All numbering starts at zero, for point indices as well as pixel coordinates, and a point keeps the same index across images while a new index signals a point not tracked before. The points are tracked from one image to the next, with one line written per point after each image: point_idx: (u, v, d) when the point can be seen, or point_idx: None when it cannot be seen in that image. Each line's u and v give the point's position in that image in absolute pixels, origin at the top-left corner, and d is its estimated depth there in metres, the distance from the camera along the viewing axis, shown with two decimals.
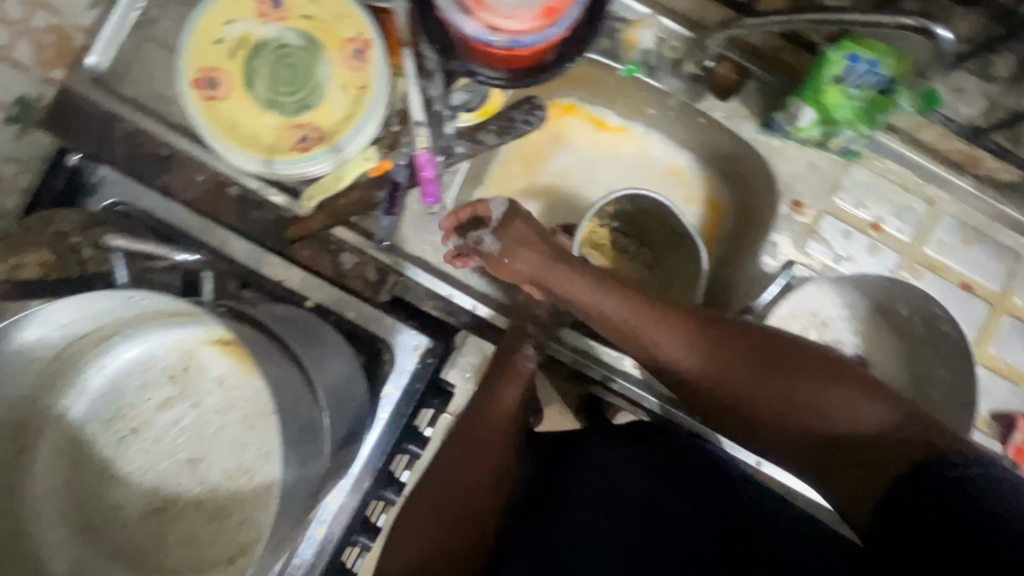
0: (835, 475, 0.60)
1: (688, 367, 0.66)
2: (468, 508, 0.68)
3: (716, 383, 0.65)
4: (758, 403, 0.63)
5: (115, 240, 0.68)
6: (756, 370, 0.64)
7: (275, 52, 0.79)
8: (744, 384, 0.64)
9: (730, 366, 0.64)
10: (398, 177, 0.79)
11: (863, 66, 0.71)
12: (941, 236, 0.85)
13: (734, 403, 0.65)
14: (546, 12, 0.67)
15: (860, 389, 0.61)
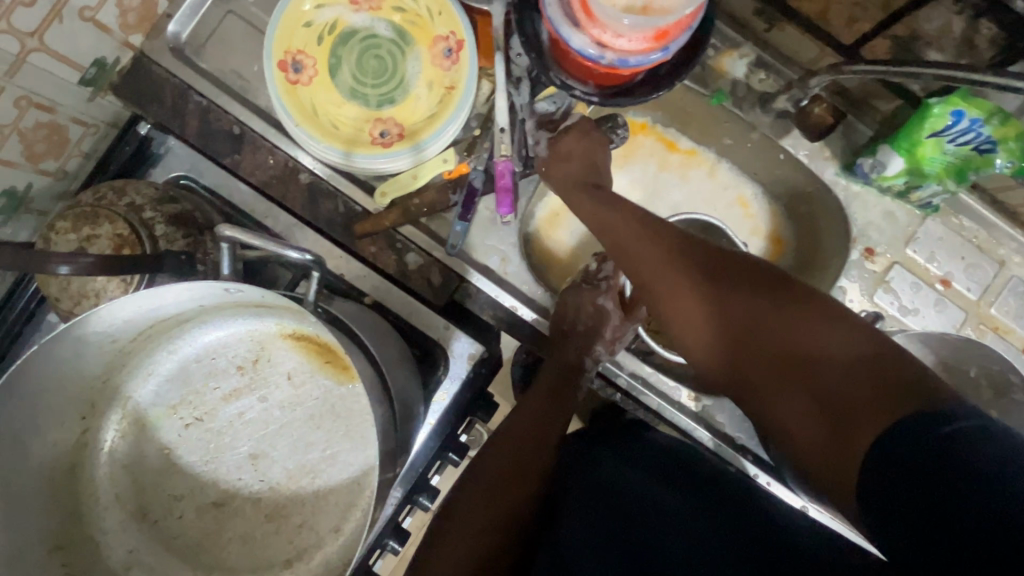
0: (809, 429, 0.54)
1: (688, 317, 0.65)
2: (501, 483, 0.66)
3: (719, 329, 0.62)
4: (755, 357, 0.59)
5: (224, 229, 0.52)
6: (751, 320, 0.60)
7: (363, 41, 0.78)
8: (736, 331, 0.61)
9: (740, 315, 0.61)
10: (475, 183, 0.77)
11: (965, 124, 0.70)
12: (1007, 298, 0.84)
13: (718, 346, 0.62)
14: (659, 35, 0.64)
15: (826, 318, 0.56)
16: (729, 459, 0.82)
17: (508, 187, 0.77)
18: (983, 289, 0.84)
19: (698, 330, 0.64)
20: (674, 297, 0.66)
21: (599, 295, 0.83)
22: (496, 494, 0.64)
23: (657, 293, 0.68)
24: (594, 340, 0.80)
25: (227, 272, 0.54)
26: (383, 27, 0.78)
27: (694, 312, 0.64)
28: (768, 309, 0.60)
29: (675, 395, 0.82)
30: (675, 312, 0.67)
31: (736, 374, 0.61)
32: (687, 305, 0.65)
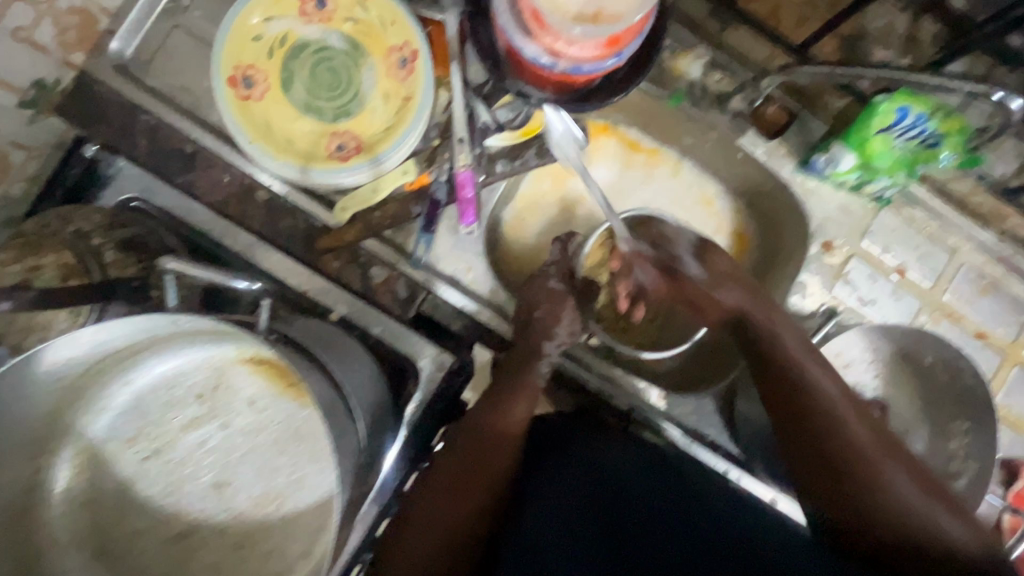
0: (823, 492, 0.63)
1: (794, 431, 0.66)
2: (471, 482, 0.64)
3: (834, 442, 0.63)
4: (897, 474, 0.60)
5: (166, 262, 0.57)
6: (855, 435, 0.63)
7: (315, 54, 0.76)
8: (861, 461, 0.61)
9: (871, 444, 0.62)
10: (437, 194, 0.76)
11: (910, 120, 0.72)
12: (959, 285, 0.87)
13: (831, 448, 0.63)
14: (610, 42, 0.65)
15: (923, 481, 0.60)
16: (699, 457, 0.82)
17: (470, 198, 0.76)
18: (936, 277, 0.86)
19: (808, 426, 0.65)
20: (808, 395, 0.66)
21: (549, 278, 0.79)
22: (460, 522, 0.61)
23: (778, 388, 0.68)
24: (552, 326, 0.76)
25: (171, 303, 0.59)
26: (335, 38, 0.76)
27: (815, 419, 0.65)
28: (883, 445, 0.63)
29: (645, 395, 0.83)
30: (786, 405, 0.67)
31: (829, 492, 0.62)
32: (805, 403, 0.66)
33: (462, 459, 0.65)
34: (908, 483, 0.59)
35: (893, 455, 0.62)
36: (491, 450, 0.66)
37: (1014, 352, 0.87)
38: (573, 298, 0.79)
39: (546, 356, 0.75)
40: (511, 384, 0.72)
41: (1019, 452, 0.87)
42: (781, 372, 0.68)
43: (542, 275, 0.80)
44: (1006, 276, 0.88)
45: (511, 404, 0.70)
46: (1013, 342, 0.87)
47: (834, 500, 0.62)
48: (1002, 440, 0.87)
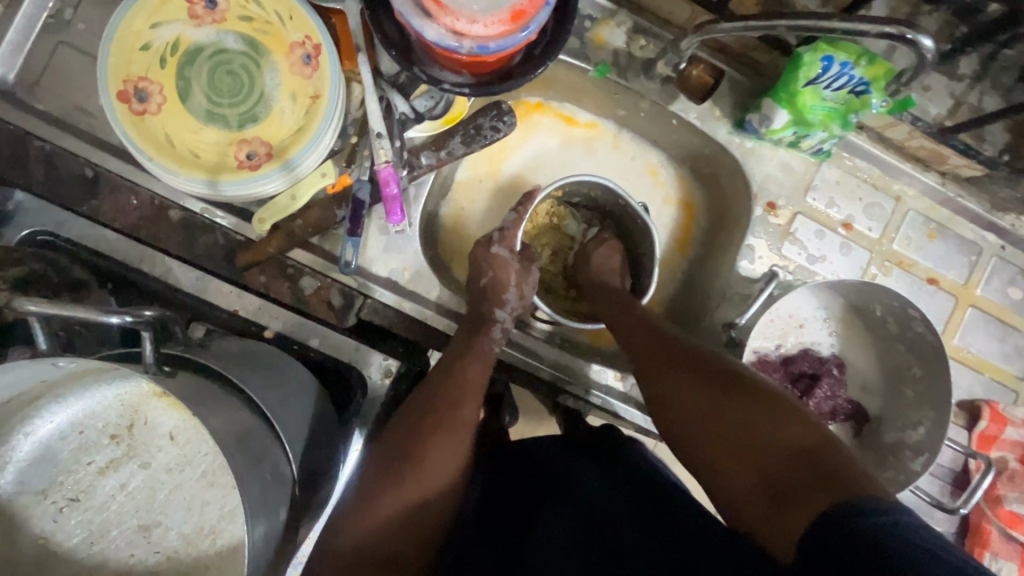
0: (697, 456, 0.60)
1: (677, 401, 0.63)
2: (423, 453, 0.64)
3: (704, 399, 0.61)
4: (767, 410, 0.57)
5: (24, 305, 0.47)
6: (689, 389, 0.63)
7: (211, 58, 0.71)
8: (741, 413, 0.58)
9: (744, 386, 0.60)
10: (361, 194, 0.72)
11: (836, 69, 0.70)
12: (906, 232, 0.85)
13: (709, 410, 0.60)
14: (515, 16, 0.61)
15: (768, 411, 0.57)
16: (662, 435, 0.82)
17: (396, 195, 0.73)
18: (884, 227, 0.85)
19: (681, 391, 0.63)
20: (672, 367, 0.66)
21: (492, 246, 0.79)
22: (417, 511, 0.62)
23: (653, 372, 0.67)
24: (503, 291, 0.76)
25: (42, 344, 0.51)
26: (231, 40, 0.71)
27: (692, 381, 0.63)
28: (725, 390, 0.61)
29: (601, 378, 0.82)
30: (659, 378, 0.66)
31: (724, 456, 0.58)
32: (670, 369, 0.66)
33: (422, 437, 0.64)
34: (770, 424, 0.56)
35: (767, 399, 0.58)
36: (457, 435, 0.66)
37: (967, 294, 0.86)
38: (522, 267, 0.79)
39: (500, 322, 0.75)
40: (462, 349, 0.72)
41: (979, 392, 0.86)
42: (651, 353, 0.69)
43: (484, 245, 0.79)
44: (953, 218, 0.86)
45: (463, 364, 0.70)
46: (966, 284, 0.86)
47: (740, 464, 0.56)
48: (961, 382, 0.86)
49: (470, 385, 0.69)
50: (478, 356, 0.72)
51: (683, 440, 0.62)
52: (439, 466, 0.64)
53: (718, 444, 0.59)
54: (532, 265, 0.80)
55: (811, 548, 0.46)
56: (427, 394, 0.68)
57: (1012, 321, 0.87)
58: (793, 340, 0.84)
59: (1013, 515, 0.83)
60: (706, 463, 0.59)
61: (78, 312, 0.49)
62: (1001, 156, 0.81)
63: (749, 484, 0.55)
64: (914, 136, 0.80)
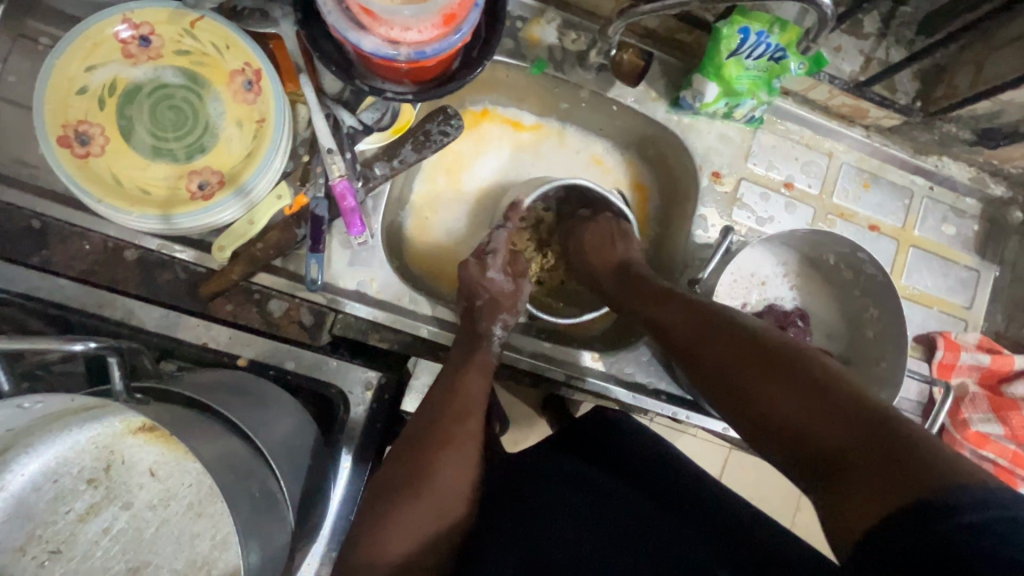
0: (743, 428, 0.57)
1: (723, 371, 0.60)
2: (429, 461, 0.65)
3: (767, 392, 0.55)
4: (845, 402, 0.50)
5: None
6: (732, 364, 0.59)
7: (152, 95, 0.71)
8: (791, 397, 0.53)
9: (799, 367, 0.54)
10: (319, 211, 0.74)
11: (754, 39, 0.74)
12: (843, 184, 0.91)
13: (766, 403, 0.54)
14: (447, 19, 0.63)
15: (805, 391, 0.52)
16: (648, 407, 0.83)
17: (354, 207, 0.74)
18: (823, 183, 0.90)
19: (737, 384, 0.58)
20: (731, 365, 0.60)
21: (487, 268, 0.79)
22: (432, 521, 0.62)
23: (697, 341, 0.64)
24: (497, 310, 0.78)
25: (5, 384, 0.52)
26: (169, 74, 0.71)
27: (754, 376, 0.57)
28: (764, 365, 0.57)
29: (581, 359, 0.83)
30: (718, 381, 0.60)
31: (776, 440, 0.53)
32: (727, 367, 0.60)
33: (429, 452, 0.65)
34: (803, 401, 0.52)
35: (819, 378, 0.53)
36: (464, 448, 0.67)
37: (907, 235, 0.92)
38: (514, 286, 0.81)
39: (496, 338, 0.76)
40: (461, 361, 0.73)
41: (932, 325, 0.92)
42: (702, 343, 0.63)
43: (478, 266, 0.80)
44: (883, 166, 0.92)
45: (463, 376, 0.71)
46: (904, 227, 0.92)
47: (787, 439, 0.52)
48: (914, 318, 0.92)
49: (469, 397, 0.70)
50: (476, 366, 0.73)
51: (750, 438, 0.57)
52: (445, 476, 0.64)
53: (776, 435, 0.53)
54: (523, 282, 0.82)
55: (885, 544, 0.42)
56: (432, 408, 0.69)
57: (949, 255, 0.93)
58: (757, 298, 0.87)
59: (981, 435, 0.85)
60: (750, 435, 0.56)
61: (35, 346, 0.51)
62: (914, 103, 0.86)
63: (804, 470, 0.51)
64: (834, 94, 0.85)
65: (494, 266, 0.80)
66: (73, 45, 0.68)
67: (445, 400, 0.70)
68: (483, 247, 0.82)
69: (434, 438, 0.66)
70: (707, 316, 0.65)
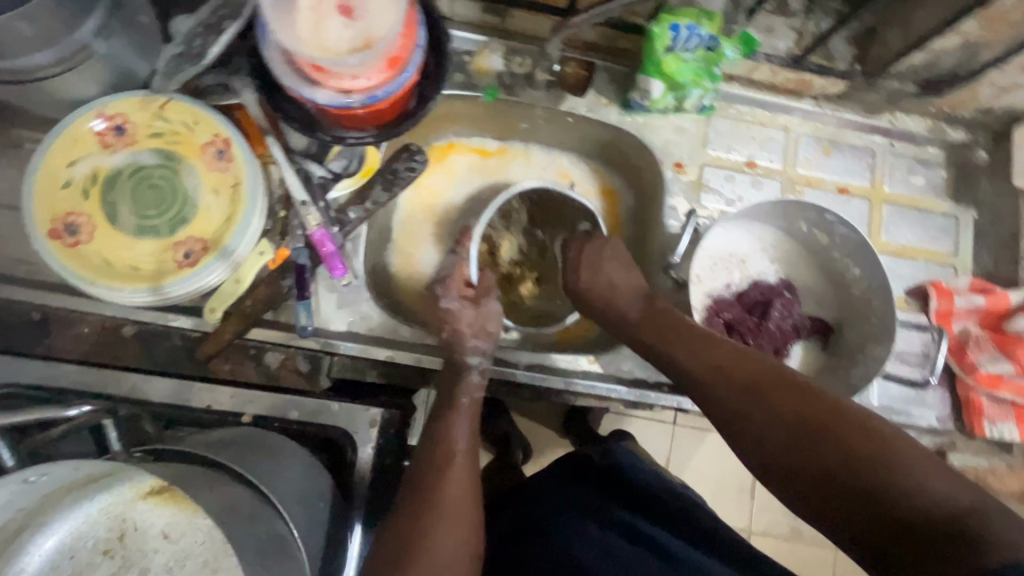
0: (801, 495, 0.58)
1: (772, 433, 0.60)
2: (427, 523, 0.62)
3: (824, 458, 0.56)
4: (905, 477, 0.53)
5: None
6: (785, 426, 0.59)
7: (132, 178, 0.75)
8: (855, 466, 0.54)
9: (853, 434, 0.56)
10: (300, 260, 0.77)
11: (685, 32, 0.77)
12: (805, 155, 0.93)
13: (825, 469, 0.56)
14: (391, 62, 0.67)
15: (870, 459, 0.54)
16: (651, 403, 0.84)
17: (334, 251, 0.78)
18: (785, 156, 0.93)
19: (791, 445, 0.58)
20: (795, 450, 0.58)
21: (441, 298, 0.80)
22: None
23: (742, 396, 0.64)
24: (462, 339, 0.76)
25: (9, 463, 0.60)
26: (146, 157, 0.76)
27: (813, 443, 0.57)
28: (823, 429, 0.57)
29: (575, 364, 0.84)
30: (771, 444, 0.60)
31: (835, 505, 0.55)
32: (787, 443, 0.59)
33: (421, 511, 0.63)
34: (871, 470, 0.54)
35: (878, 447, 0.55)
36: (460, 501, 0.64)
37: (877, 193, 0.94)
38: (473, 310, 0.79)
39: (473, 367, 0.76)
40: (443, 408, 0.73)
41: (921, 275, 0.92)
42: (748, 399, 0.63)
43: (433, 298, 0.81)
44: (841, 131, 0.94)
45: (450, 424, 0.71)
46: (873, 185, 0.94)
47: (850, 508, 0.54)
48: (902, 272, 0.93)
49: (449, 440, 0.69)
50: (462, 411, 0.73)
51: (804, 502, 0.58)
52: (444, 534, 0.62)
53: (836, 501, 0.55)
54: (484, 303, 0.80)
55: None
56: (422, 462, 0.68)
57: (924, 204, 0.95)
58: (740, 277, 0.86)
59: (994, 377, 0.84)
60: (810, 503, 0.57)
61: (39, 413, 0.62)
62: (854, 66, 0.88)
63: (863, 539, 0.53)
64: (776, 71, 0.88)
65: (445, 297, 0.80)
66: (54, 144, 0.73)
67: (432, 452, 0.69)
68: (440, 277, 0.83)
69: (427, 496, 0.64)
70: (748, 368, 0.65)
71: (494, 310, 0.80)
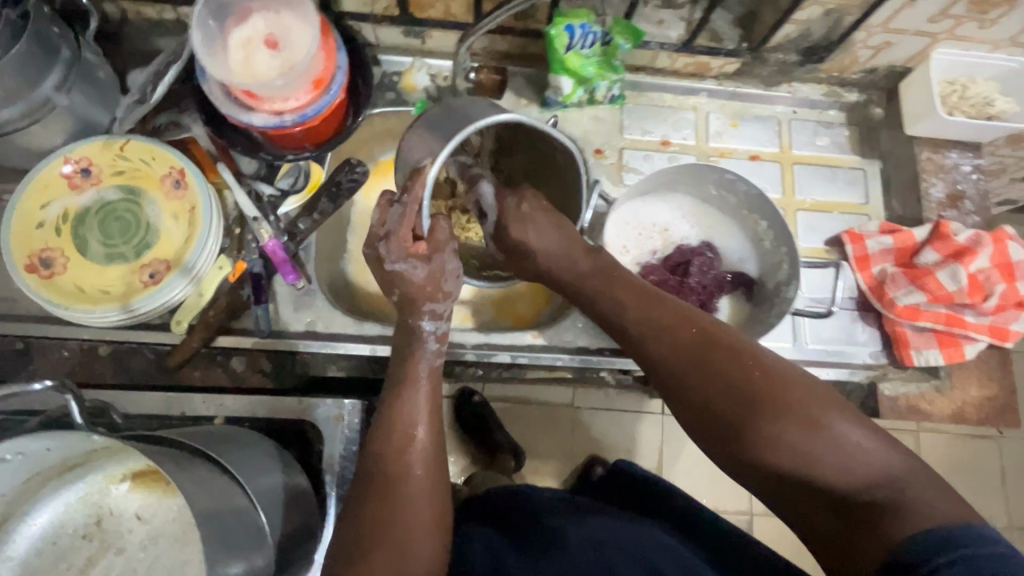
0: (744, 467, 0.62)
1: (719, 407, 0.63)
2: (389, 513, 0.65)
3: (767, 431, 0.60)
4: (837, 448, 0.58)
5: None
6: (731, 403, 0.62)
7: (99, 213, 0.84)
8: (795, 438, 0.59)
9: (793, 405, 0.60)
10: (256, 269, 0.85)
11: (580, 31, 0.87)
12: (715, 129, 1.02)
13: (768, 440, 0.60)
14: (317, 84, 0.77)
15: (810, 431, 0.59)
16: (597, 365, 0.90)
17: (286, 259, 0.85)
18: (697, 133, 1.01)
19: (733, 419, 0.62)
20: (776, 429, 0.60)
21: (385, 260, 0.74)
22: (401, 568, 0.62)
23: (690, 373, 0.66)
24: (416, 304, 0.76)
25: None
26: (111, 193, 0.84)
27: (756, 418, 0.61)
28: (767, 402, 0.61)
29: (521, 339, 0.91)
30: (714, 420, 0.64)
31: (776, 475, 0.60)
32: (742, 416, 0.62)
33: (374, 494, 0.66)
34: (812, 440, 0.58)
35: (815, 418, 0.59)
36: (423, 482, 0.67)
37: (787, 156, 1.02)
38: (424, 272, 0.75)
39: (425, 333, 0.76)
40: (398, 381, 0.73)
41: (836, 226, 1.00)
42: (696, 377, 0.65)
43: (376, 257, 0.75)
44: (745, 105, 1.03)
45: (410, 396, 0.72)
46: (782, 149, 1.02)
47: (790, 478, 0.59)
48: (819, 225, 1.00)
49: (408, 422, 0.70)
50: (418, 379, 0.73)
51: (748, 474, 0.63)
52: (411, 516, 0.65)
53: (777, 473, 0.60)
54: (435, 261, 0.75)
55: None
56: (375, 446, 0.69)
57: (832, 161, 1.03)
58: (663, 243, 0.94)
59: (911, 308, 0.90)
60: (753, 473, 0.62)
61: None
62: (742, 44, 0.96)
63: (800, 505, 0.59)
64: (674, 58, 0.98)
65: (390, 255, 0.74)
66: (27, 190, 0.82)
67: (389, 432, 0.70)
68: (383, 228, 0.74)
69: (387, 483, 0.66)
70: (696, 343, 0.66)
71: (446, 265, 0.76)
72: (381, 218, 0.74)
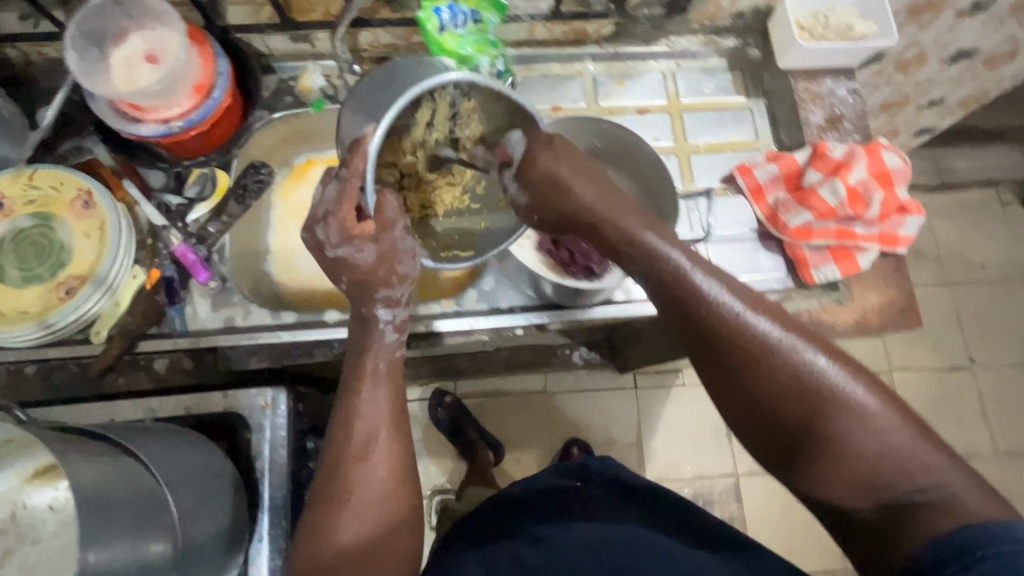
0: (790, 461, 0.64)
1: (771, 408, 0.64)
2: (360, 504, 0.68)
3: (818, 430, 0.62)
4: (883, 449, 0.60)
5: None
6: (783, 403, 0.63)
7: (14, 241, 0.88)
8: (843, 437, 0.61)
9: (846, 414, 0.61)
10: (169, 274, 0.90)
11: (448, 11, 0.91)
12: (603, 90, 1.07)
13: (815, 438, 0.62)
14: (198, 91, 0.82)
15: (865, 430, 0.61)
16: (510, 325, 0.94)
17: (197, 261, 0.91)
18: (586, 96, 1.06)
19: (781, 419, 0.64)
20: (841, 426, 0.61)
21: (322, 241, 0.71)
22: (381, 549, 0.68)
23: (738, 373, 0.66)
24: (373, 288, 0.72)
25: None
26: (23, 221, 0.88)
27: (807, 419, 0.62)
28: (818, 402, 0.62)
29: (434, 310, 0.96)
30: (763, 422, 0.65)
31: (816, 470, 0.62)
32: (788, 413, 0.63)
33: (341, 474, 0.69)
34: (864, 440, 0.60)
35: (864, 421, 0.61)
36: (384, 469, 0.69)
37: (675, 105, 1.07)
38: (368, 253, 0.71)
39: (381, 319, 0.73)
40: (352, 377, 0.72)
41: (729, 164, 1.04)
42: (745, 375, 0.65)
43: (314, 243, 0.72)
44: (629, 64, 1.08)
45: (358, 392, 0.71)
46: (669, 100, 1.07)
47: (831, 475, 0.62)
48: (713, 165, 1.04)
49: (370, 424, 0.70)
50: (371, 376, 0.72)
51: (787, 466, 0.65)
52: (373, 498, 0.69)
53: (817, 467, 0.62)
54: (373, 240, 0.71)
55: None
56: (336, 439, 0.70)
57: (718, 105, 1.07)
58: None
59: (803, 229, 0.93)
60: (796, 470, 0.64)
61: None
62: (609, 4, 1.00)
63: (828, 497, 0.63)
64: (551, 28, 1.03)
65: (329, 237, 0.71)
66: None
67: (345, 426, 0.71)
68: (321, 207, 0.70)
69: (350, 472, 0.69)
70: (745, 344, 0.65)
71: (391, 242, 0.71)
72: (320, 196, 0.70)
